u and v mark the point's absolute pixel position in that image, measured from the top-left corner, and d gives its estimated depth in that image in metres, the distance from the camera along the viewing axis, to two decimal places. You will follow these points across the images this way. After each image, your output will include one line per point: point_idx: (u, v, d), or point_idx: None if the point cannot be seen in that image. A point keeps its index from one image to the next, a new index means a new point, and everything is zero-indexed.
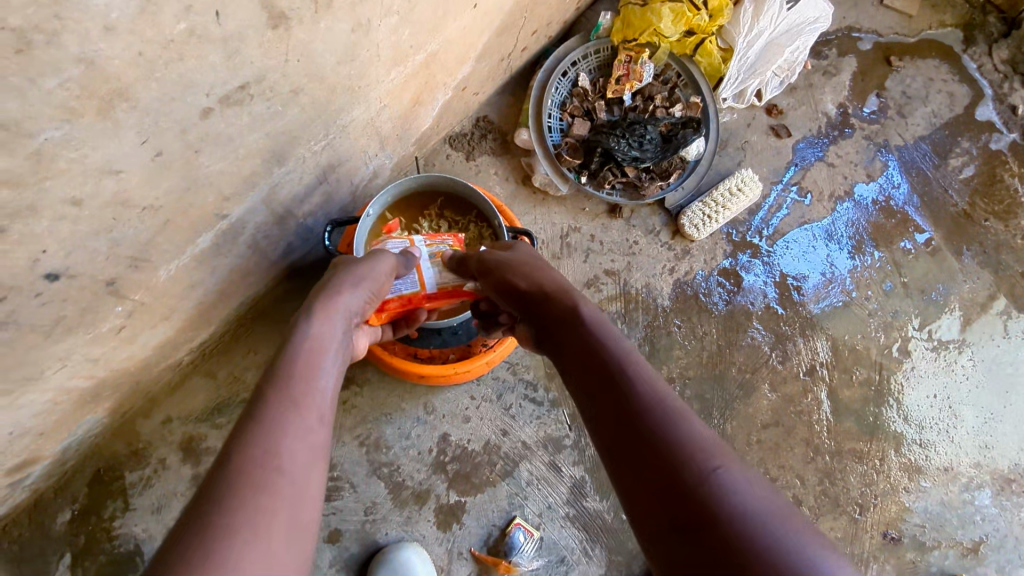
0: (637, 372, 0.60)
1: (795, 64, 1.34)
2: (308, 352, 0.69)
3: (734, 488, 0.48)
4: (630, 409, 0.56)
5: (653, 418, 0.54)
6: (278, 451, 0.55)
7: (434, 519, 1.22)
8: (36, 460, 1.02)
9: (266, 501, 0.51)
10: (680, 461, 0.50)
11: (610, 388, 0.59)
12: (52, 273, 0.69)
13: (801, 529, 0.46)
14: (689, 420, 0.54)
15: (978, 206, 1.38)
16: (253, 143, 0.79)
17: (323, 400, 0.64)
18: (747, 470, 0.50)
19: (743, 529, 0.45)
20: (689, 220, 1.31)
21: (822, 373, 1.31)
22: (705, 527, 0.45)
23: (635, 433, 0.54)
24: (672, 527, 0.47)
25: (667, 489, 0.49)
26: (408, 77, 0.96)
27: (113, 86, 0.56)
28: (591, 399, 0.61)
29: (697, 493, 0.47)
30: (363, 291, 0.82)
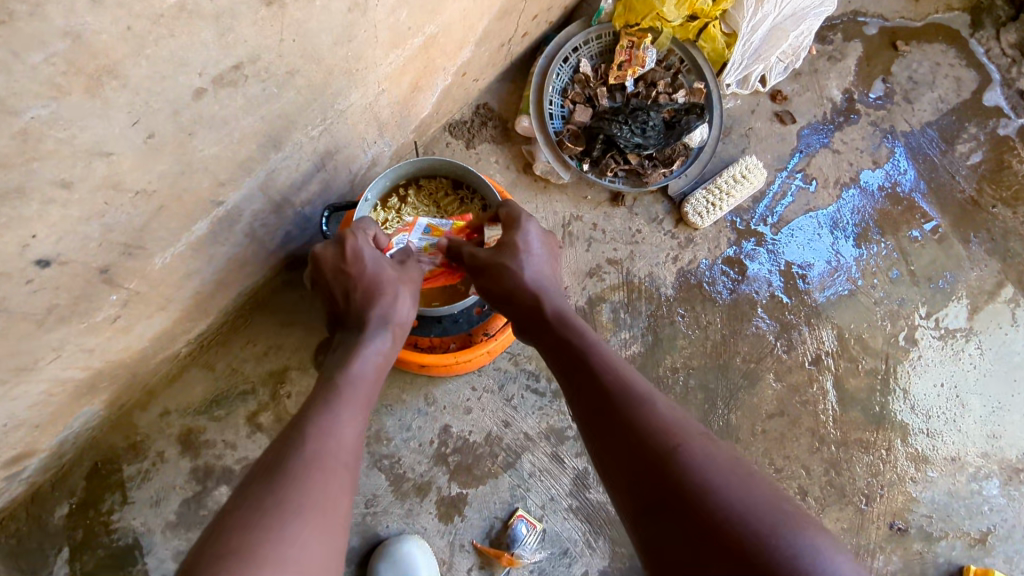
0: (613, 370, 0.67)
1: (800, 48, 1.32)
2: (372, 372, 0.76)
3: (696, 461, 0.54)
4: (611, 408, 0.63)
5: (627, 410, 0.61)
6: (339, 444, 0.62)
7: (436, 511, 1.21)
8: (32, 453, 1.01)
9: (332, 486, 0.58)
10: (650, 448, 0.56)
11: (590, 385, 0.67)
12: (42, 259, 0.67)
13: (757, 490, 0.52)
14: (657, 407, 0.61)
15: (986, 193, 1.37)
16: (248, 127, 0.77)
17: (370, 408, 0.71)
18: (710, 444, 0.57)
19: (702, 497, 0.51)
20: (692, 208, 1.29)
21: (828, 362, 1.29)
22: (669, 504, 0.52)
23: (613, 428, 0.61)
24: (648, 506, 0.54)
25: (644, 476, 0.55)
26: (407, 61, 0.95)
27: (101, 62, 0.54)
28: (578, 405, 0.67)
29: (664, 471, 0.54)
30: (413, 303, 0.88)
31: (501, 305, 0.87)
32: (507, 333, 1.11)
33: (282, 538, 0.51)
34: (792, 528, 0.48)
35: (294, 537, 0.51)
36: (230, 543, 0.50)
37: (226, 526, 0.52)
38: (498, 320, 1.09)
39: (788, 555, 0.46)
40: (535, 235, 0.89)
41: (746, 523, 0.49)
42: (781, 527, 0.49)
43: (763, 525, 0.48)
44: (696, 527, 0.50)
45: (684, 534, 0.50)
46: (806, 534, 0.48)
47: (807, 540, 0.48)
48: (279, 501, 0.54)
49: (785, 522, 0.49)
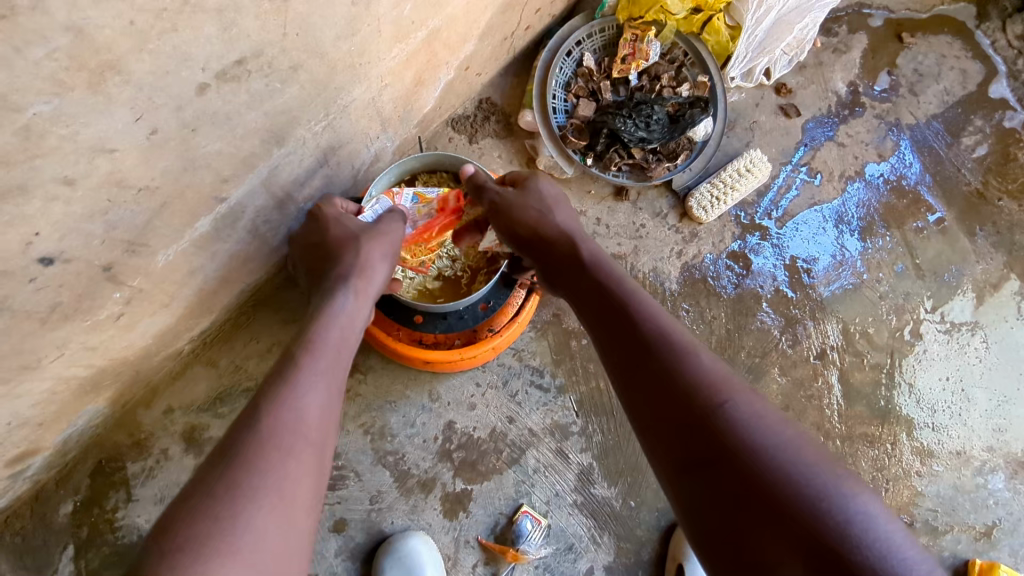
0: (652, 321, 0.68)
1: (805, 41, 1.32)
2: (336, 337, 0.75)
3: (742, 419, 0.56)
4: (649, 359, 0.64)
5: (669, 363, 0.62)
6: (301, 420, 0.62)
7: (441, 507, 1.21)
8: (36, 451, 1.01)
9: (292, 465, 0.58)
10: (692, 402, 0.58)
11: (628, 335, 0.68)
12: (46, 257, 0.66)
13: (804, 448, 0.54)
14: (701, 361, 0.62)
15: (992, 185, 1.36)
16: (251, 123, 0.76)
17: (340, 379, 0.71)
18: (755, 400, 0.58)
19: (751, 456, 0.53)
20: (697, 202, 1.29)
21: (833, 357, 1.29)
22: (716, 461, 0.54)
23: (652, 379, 0.62)
24: (691, 457, 0.56)
25: (684, 428, 0.57)
26: (411, 55, 0.94)
27: (104, 58, 0.54)
28: (612, 352, 0.69)
29: (710, 428, 0.56)
30: (386, 267, 0.88)
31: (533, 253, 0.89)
32: (511, 329, 1.11)
33: (236, 526, 0.51)
34: (842, 488, 0.51)
35: (248, 525, 0.52)
36: (185, 531, 0.50)
37: (182, 515, 0.52)
38: (503, 316, 1.09)
39: (840, 513, 0.49)
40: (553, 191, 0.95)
41: (797, 483, 0.51)
42: (831, 486, 0.51)
43: (813, 484, 0.51)
44: (745, 485, 0.52)
45: (733, 489, 0.52)
46: (853, 495, 0.50)
47: (855, 500, 0.50)
48: (233, 485, 0.54)
49: (834, 482, 0.51)
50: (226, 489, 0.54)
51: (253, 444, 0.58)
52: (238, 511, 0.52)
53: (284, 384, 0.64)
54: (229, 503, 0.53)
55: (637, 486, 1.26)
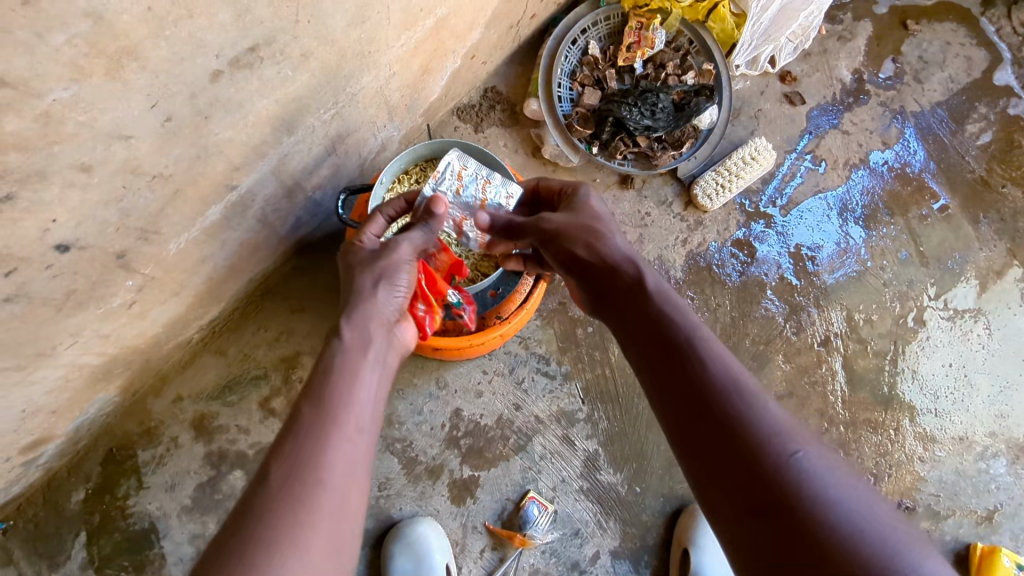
0: (713, 350, 0.63)
1: (809, 29, 1.31)
2: (347, 365, 0.68)
3: (815, 472, 0.51)
4: (707, 390, 0.59)
5: (729, 402, 0.57)
6: (319, 469, 0.57)
7: (448, 493, 1.22)
8: (48, 439, 1.02)
9: (310, 532, 0.52)
10: (757, 447, 0.53)
11: (686, 364, 0.62)
12: (62, 244, 0.67)
13: (876, 506, 0.50)
14: (765, 402, 0.57)
15: (996, 173, 1.36)
16: (262, 110, 0.77)
17: (363, 414, 0.64)
18: (825, 453, 0.54)
19: (823, 512, 0.49)
20: (701, 190, 1.29)
21: (837, 344, 1.30)
22: (779, 508, 0.50)
23: (710, 416, 0.57)
24: (754, 504, 0.51)
25: (747, 474, 0.52)
26: (419, 43, 0.94)
27: (122, 44, 0.54)
28: (660, 376, 0.64)
29: (775, 476, 0.51)
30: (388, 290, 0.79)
31: (579, 274, 0.81)
32: (519, 316, 1.11)
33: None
34: (916, 553, 0.47)
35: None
36: None
37: None
38: (511, 304, 1.09)
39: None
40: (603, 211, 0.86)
41: (872, 544, 0.47)
42: (907, 550, 0.47)
43: (888, 548, 0.46)
44: (811, 541, 0.47)
45: (798, 545, 0.48)
46: (928, 563, 0.46)
47: (931, 567, 0.46)
48: (246, 544, 0.50)
49: (910, 546, 0.47)
50: (238, 549, 0.50)
51: (266, 501, 0.54)
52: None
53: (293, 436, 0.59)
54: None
55: (642, 472, 1.27)
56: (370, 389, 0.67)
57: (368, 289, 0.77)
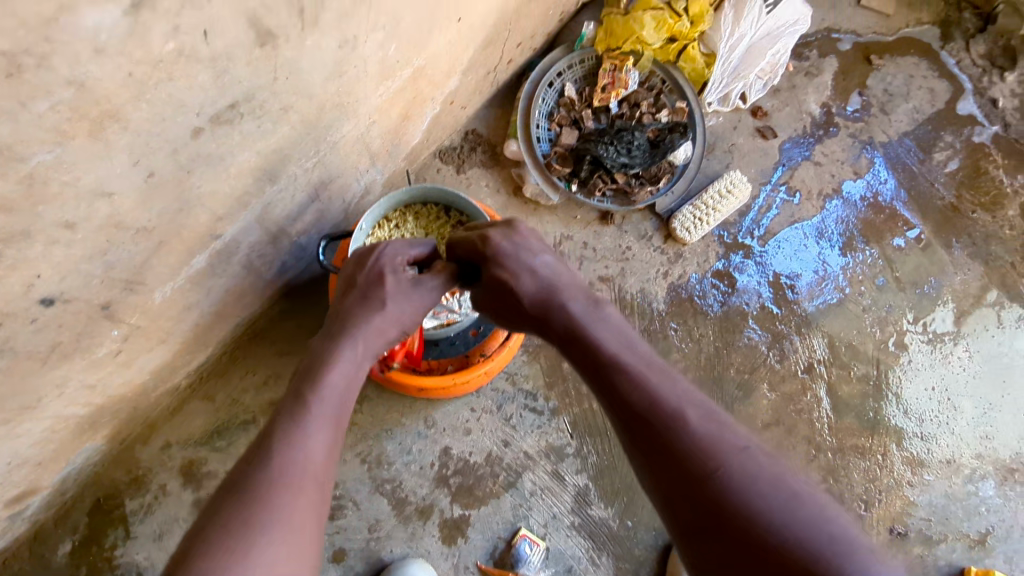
0: (636, 372, 0.65)
1: (778, 66, 1.36)
2: (344, 374, 0.75)
3: (737, 486, 0.54)
4: (638, 416, 0.61)
5: (657, 428, 0.60)
6: (307, 459, 0.64)
7: (439, 534, 1.21)
8: (34, 492, 1.01)
9: (298, 503, 0.60)
10: (687, 468, 0.56)
11: (616, 393, 0.65)
12: (47, 298, 0.69)
13: (803, 506, 0.52)
14: (690, 419, 0.59)
15: (965, 199, 1.40)
16: (244, 162, 0.79)
17: (343, 415, 0.72)
18: (751, 457, 0.56)
19: (751, 525, 0.52)
20: (680, 224, 1.32)
21: (820, 370, 1.31)
22: (716, 525, 0.54)
23: (645, 441, 0.60)
24: (696, 526, 0.55)
25: (684, 494, 0.56)
26: (396, 92, 0.97)
27: (104, 108, 0.56)
28: (604, 402, 0.67)
29: (704, 496, 0.55)
30: (394, 323, 0.84)
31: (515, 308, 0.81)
32: (503, 353, 1.11)
33: (251, 562, 0.53)
34: (844, 548, 0.49)
35: (259, 558, 0.54)
36: (204, 562, 0.52)
37: (194, 539, 0.55)
38: (494, 341, 1.10)
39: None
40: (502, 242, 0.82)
41: (798, 551, 0.50)
42: (833, 547, 0.49)
43: (814, 553, 0.49)
44: (752, 556, 0.51)
45: (743, 561, 0.51)
46: (857, 556, 0.49)
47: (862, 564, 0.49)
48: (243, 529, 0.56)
49: (837, 541, 0.50)
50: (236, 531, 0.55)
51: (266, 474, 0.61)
52: (239, 538, 0.55)
53: (292, 424, 0.66)
54: (228, 538, 0.54)
55: (633, 506, 1.27)
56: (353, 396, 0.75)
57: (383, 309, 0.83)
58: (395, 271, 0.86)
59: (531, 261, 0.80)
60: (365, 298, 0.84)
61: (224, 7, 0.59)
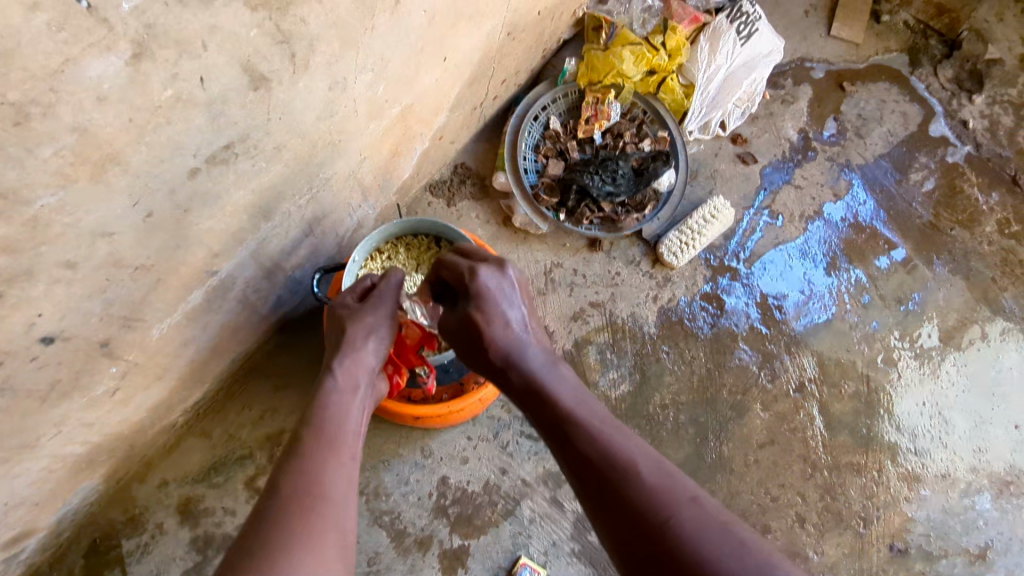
0: (596, 428, 0.68)
1: (754, 94, 1.41)
2: (340, 409, 0.80)
3: (687, 533, 0.56)
4: (596, 466, 0.64)
5: (614, 478, 0.62)
6: (319, 483, 0.67)
7: (439, 565, 1.21)
8: (31, 533, 1.01)
9: (315, 520, 0.63)
10: (641, 516, 0.58)
11: (575, 447, 0.67)
12: (48, 336, 0.70)
13: (750, 553, 0.54)
14: (645, 470, 0.62)
15: (943, 217, 1.44)
16: (239, 200, 0.82)
17: (354, 444, 0.76)
18: (702, 510, 0.58)
19: (699, 572, 0.53)
20: (667, 249, 1.35)
21: (812, 389, 1.33)
22: (666, 574, 0.55)
23: (601, 491, 0.62)
24: (645, 574, 0.56)
25: (638, 542, 0.58)
26: (386, 130, 1.01)
27: (105, 151, 0.59)
28: (562, 454, 0.69)
29: (658, 540, 0.56)
30: (369, 344, 0.88)
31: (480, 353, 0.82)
32: None
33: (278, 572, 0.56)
34: None
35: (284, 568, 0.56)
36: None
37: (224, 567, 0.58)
38: None
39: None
40: (493, 280, 0.83)
41: None
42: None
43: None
44: None
45: None
46: None
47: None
48: (266, 543, 0.59)
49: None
50: (259, 548, 0.58)
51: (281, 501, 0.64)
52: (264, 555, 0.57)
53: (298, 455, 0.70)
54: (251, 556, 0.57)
55: None
56: (354, 422, 0.79)
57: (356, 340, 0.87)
58: (352, 306, 0.91)
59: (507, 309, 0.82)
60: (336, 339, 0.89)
61: (218, 55, 0.62)
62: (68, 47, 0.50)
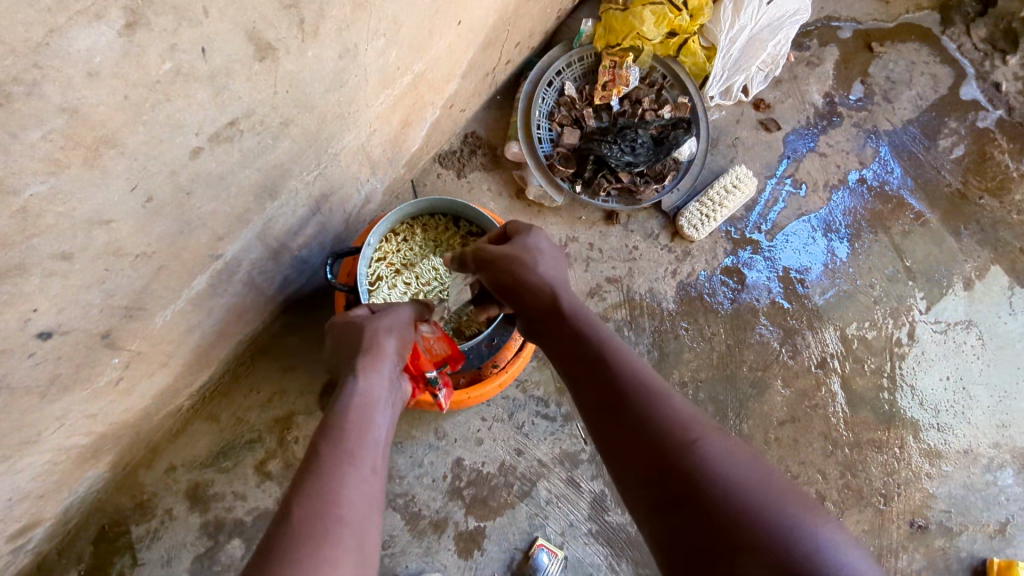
0: (619, 361, 0.64)
1: (779, 57, 1.34)
2: (356, 411, 0.67)
3: (719, 458, 0.51)
4: (621, 393, 0.60)
5: (640, 403, 0.58)
6: (334, 501, 0.54)
7: (455, 547, 1.19)
8: (37, 524, 0.98)
9: (331, 550, 0.50)
10: (664, 438, 0.53)
11: (599, 380, 0.63)
12: (44, 331, 0.65)
13: (775, 481, 0.49)
14: (673, 399, 0.58)
15: (972, 184, 1.39)
16: (245, 180, 0.76)
17: (374, 451, 0.63)
18: (730, 440, 0.53)
19: (725, 493, 0.48)
20: (687, 221, 1.30)
21: (834, 365, 1.30)
22: (688, 498, 0.49)
23: (625, 419, 0.58)
24: (666, 503, 0.51)
25: (658, 465, 0.52)
26: (397, 99, 0.94)
27: (99, 133, 0.53)
28: (584, 386, 0.65)
29: (685, 466, 0.51)
30: (390, 344, 0.79)
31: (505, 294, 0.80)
32: (514, 364, 1.09)
33: None
34: (815, 521, 0.46)
35: None
36: None
37: None
38: (508, 351, 1.07)
39: (810, 547, 0.44)
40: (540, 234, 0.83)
41: (769, 517, 0.46)
42: (804, 520, 0.46)
43: (782, 520, 0.46)
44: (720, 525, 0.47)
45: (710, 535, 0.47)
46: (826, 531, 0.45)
47: (828, 532, 0.45)
48: None
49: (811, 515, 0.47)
50: None
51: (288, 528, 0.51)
52: None
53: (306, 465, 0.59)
54: None
55: None
56: (376, 426, 0.67)
57: (372, 336, 0.79)
58: (359, 318, 0.83)
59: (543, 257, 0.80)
60: (351, 341, 0.80)
61: (221, 23, 0.56)
62: (53, 16, 0.43)
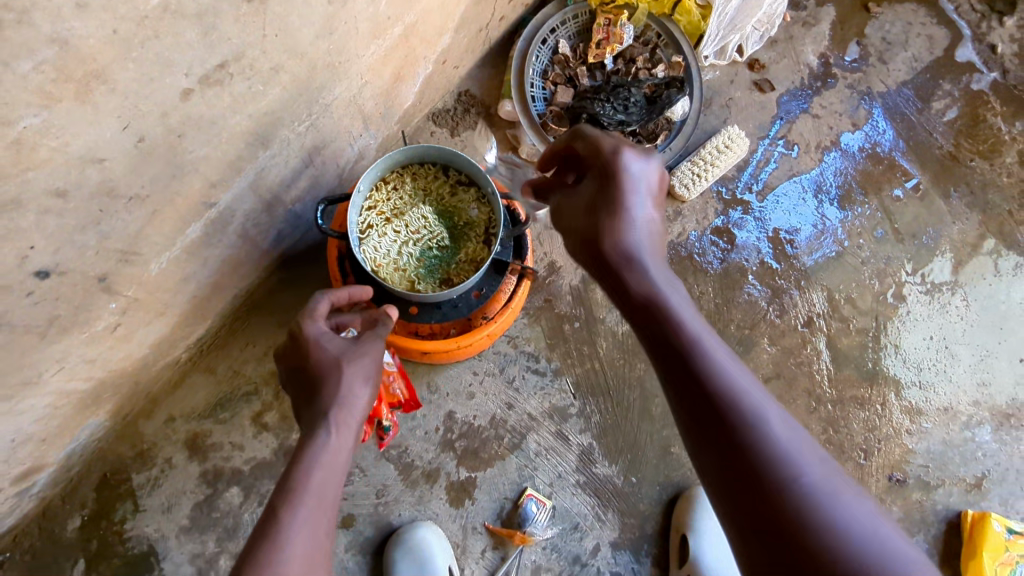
0: (716, 365, 0.59)
1: (774, 16, 1.33)
2: (323, 471, 0.67)
3: (820, 500, 0.52)
4: (716, 406, 0.57)
5: (739, 422, 0.56)
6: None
7: (446, 496, 1.23)
8: (40, 468, 1.01)
9: None
10: (762, 468, 0.54)
11: (690, 385, 0.60)
12: (42, 270, 0.67)
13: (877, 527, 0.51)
14: (772, 420, 0.56)
15: (964, 147, 1.39)
16: (237, 126, 0.77)
17: (329, 514, 0.65)
18: (831, 473, 0.54)
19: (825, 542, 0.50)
20: (678, 181, 1.31)
21: (820, 324, 1.32)
22: (785, 535, 0.51)
23: (721, 436, 0.56)
24: (759, 528, 0.53)
25: (753, 493, 0.54)
26: (389, 50, 0.94)
27: (89, 68, 0.54)
28: (671, 382, 0.62)
29: (783, 503, 0.52)
30: (365, 390, 0.76)
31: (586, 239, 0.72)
32: (505, 315, 1.12)
33: None
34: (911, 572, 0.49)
35: None
36: None
37: None
38: (496, 303, 1.09)
39: None
40: (641, 165, 0.71)
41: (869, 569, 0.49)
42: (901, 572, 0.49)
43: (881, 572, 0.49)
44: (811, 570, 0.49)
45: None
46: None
47: None
48: None
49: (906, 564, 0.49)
50: None
51: None
52: None
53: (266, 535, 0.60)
54: None
55: (637, 463, 1.28)
56: (335, 485, 0.68)
57: (350, 379, 0.75)
58: (335, 347, 0.78)
59: (647, 201, 0.70)
60: (323, 375, 0.76)
61: None
62: None
